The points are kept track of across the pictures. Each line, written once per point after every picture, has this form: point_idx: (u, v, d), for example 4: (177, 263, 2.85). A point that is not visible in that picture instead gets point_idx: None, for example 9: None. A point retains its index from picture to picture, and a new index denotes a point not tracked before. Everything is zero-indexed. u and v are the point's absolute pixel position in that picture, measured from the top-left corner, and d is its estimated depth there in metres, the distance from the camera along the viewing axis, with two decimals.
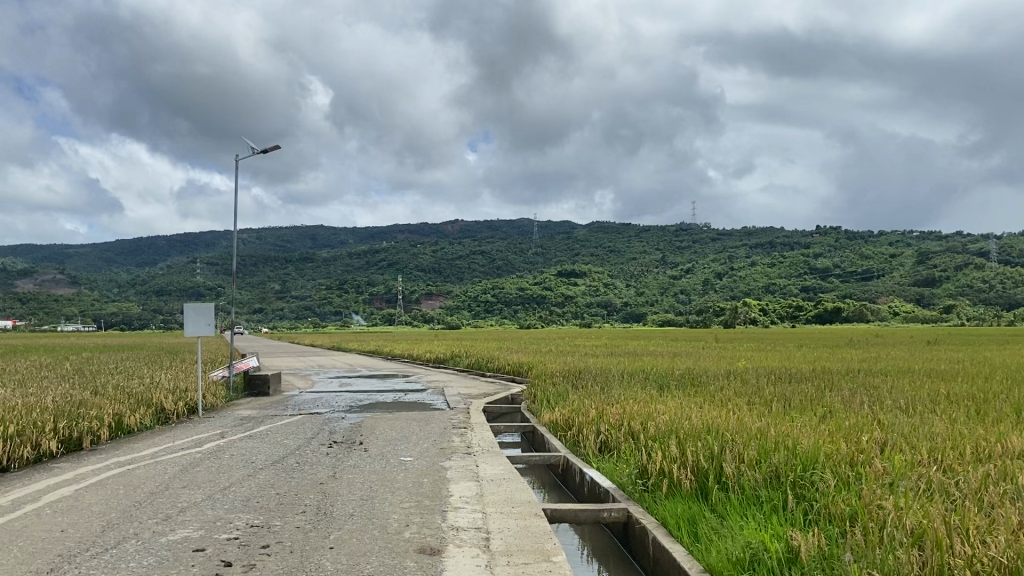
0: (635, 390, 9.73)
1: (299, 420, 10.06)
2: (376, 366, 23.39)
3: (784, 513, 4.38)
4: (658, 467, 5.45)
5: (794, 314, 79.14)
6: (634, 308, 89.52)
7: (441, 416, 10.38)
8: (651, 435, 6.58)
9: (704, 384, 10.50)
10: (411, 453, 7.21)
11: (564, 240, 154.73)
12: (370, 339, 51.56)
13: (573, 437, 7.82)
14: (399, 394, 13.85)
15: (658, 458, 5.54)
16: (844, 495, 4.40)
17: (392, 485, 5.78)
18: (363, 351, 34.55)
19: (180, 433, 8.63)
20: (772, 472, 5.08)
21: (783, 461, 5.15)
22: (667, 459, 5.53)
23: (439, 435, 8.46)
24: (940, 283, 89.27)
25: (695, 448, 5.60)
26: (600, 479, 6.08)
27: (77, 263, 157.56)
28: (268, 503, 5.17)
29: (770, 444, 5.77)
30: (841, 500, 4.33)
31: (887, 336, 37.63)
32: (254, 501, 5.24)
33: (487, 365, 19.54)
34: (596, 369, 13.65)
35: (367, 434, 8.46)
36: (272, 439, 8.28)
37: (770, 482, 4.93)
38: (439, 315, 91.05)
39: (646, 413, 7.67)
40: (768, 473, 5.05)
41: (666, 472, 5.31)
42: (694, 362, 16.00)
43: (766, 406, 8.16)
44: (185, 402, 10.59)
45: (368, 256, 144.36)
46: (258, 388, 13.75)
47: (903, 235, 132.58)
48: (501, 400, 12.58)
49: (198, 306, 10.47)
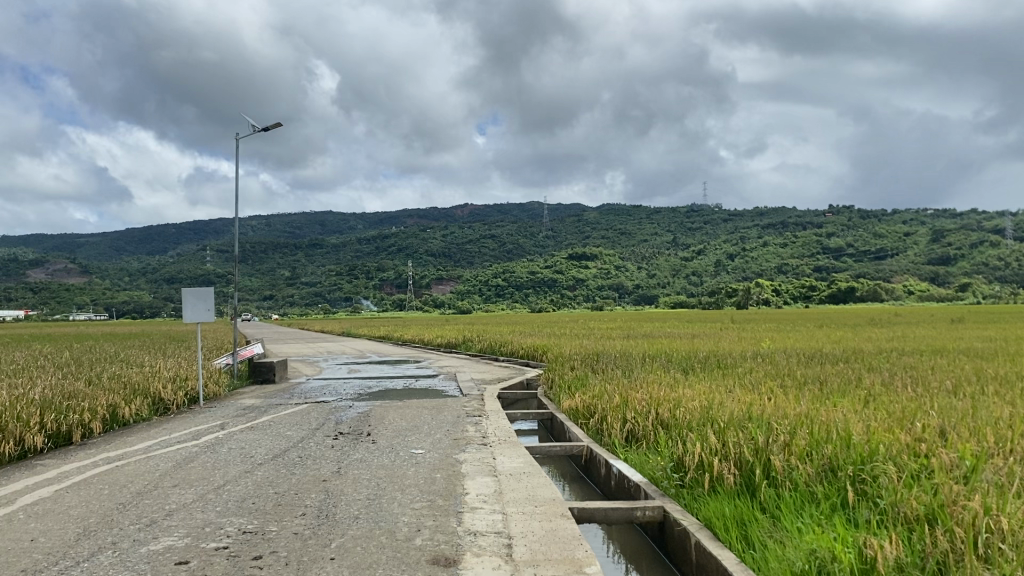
0: (658, 374, 9.23)
1: (304, 409, 9.56)
2: (387, 352, 22.87)
3: (850, 515, 3.81)
4: (694, 458, 4.92)
5: (807, 294, 78.34)
6: (646, 291, 88.89)
7: (455, 403, 9.90)
8: (684, 423, 6.07)
9: (731, 366, 9.97)
10: (428, 445, 6.73)
11: (575, 222, 153.87)
12: (381, 324, 51.12)
13: (596, 425, 7.31)
14: (409, 381, 13.37)
15: (695, 447, 5.02)
16: (918, 493, 3.82)
17: (403, 481, 5.28)
18: (373, 337, 34.08)
19: (179, 425, 8.15)
20: (825, 464, 4.55)
21: (839, 453, 4.61)
22: (704, 448, 5.03)
23: (452, 424, 7.94)
24: (954, 261, 88.22)
25: (735, 438, 5.08)
26: (628, 472, 5.58)
27: (88, 252, 157.85)
28: (263, 505, 4.68)
29: (820, 433, 5.22)
30: (917, 498, 3.75)
31: (904, 315, 36.89)
32: (249, 502, 4.75)
33: (500, 349, 19.05)
34: (614, 353, 13.14)
35: (375, 424, 7.95)
36: (275, 430, 7.77)
37: (828, 477, 4.39)
38: (450, 300, 90.74)
39: (675, 397, 7.16)
40: (823, 466, 4.52)
41: (705, 466, 4.77)
42: (715, 344, 15.48)
43: (801, 390, 7.62)
44: (185, 392, 10.12)
45: (378, 242, 144.05)
46: (263, 375, 13.29)
47: (917, 213, 131.20)
48: (516, 385, 12.07)
49: (197, 290, 9.98)
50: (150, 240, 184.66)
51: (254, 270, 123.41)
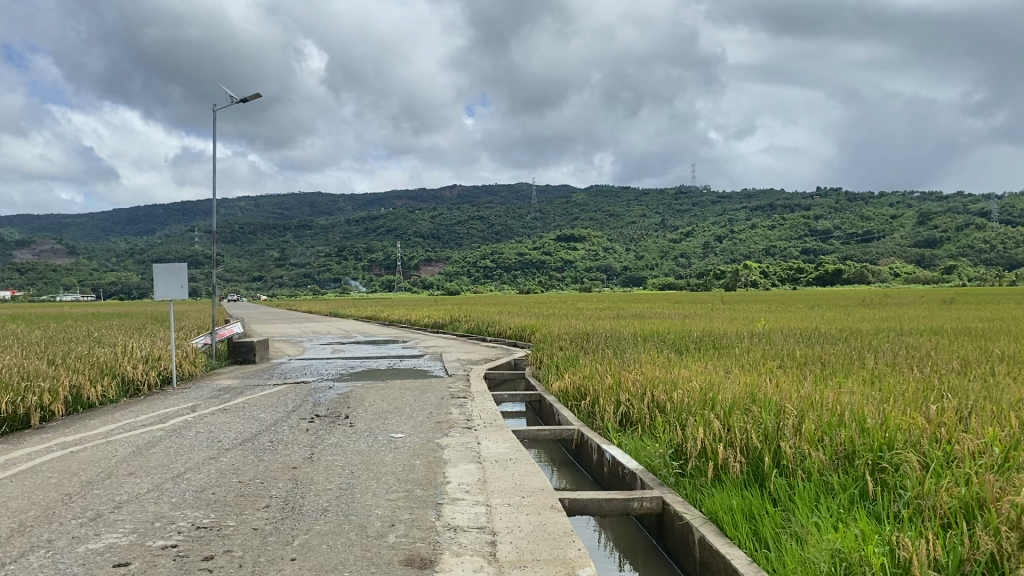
0: (653, 355, 8.86)
1: (282, 390, 9.11)
2: (373, 332, 22.47)
3: (871, 513, 3.40)
4: (697, 444, 4.53)
5: (794, 276, 78.31)
6: (634, 273, 88.67)
7: (440, 383, 9.53)
8: (685, 405, 5.70)
9: (728, 347, 9.60)
10: (414, 428, 6.33)
11: (563, 204, 153.33)
12: (369, 305, 50.74)
13: (587, 408, 6.93)
14: (393, 361, 12.99)
15: (696, 431, 4.67)
16: (952, 486, 3.42)
17: (380, 466, 4.89)
18: (361, 317, 33.67)
19: (148, 407, 7.71)
20: (841, 451, 4.14)
21: (857, 438, 4.20)
22: (706, 432, 4.68)
23: (435, 406, 7.53)
24: (940, 244, 88.29)
25: (741, 423, 4.68)
26: (623, 459, 5.18)
27: (75, 233, 156.47)
28: (224, 496, 4.25)
29: (831, 416, 4.83)
30: (952, 491, 3.34)
31: (892, 296, 36.74)
32: (209, 492, 4.33)
33: (487, 329, 18.68)
34: (605, 332, 12.78)
35: (355, 405, 7.54)
36: (248, 412, 7.34)
37: (842, 464, 4.00)
38: (439, 281, 90.25)
39: (671, 378, 6.79)
40: (838, 453, 4.11)
41: (708, 453, 4.38)
42: (708, 324, 15.14)
43: (803, 370, 7.25)
44: (158, 371, 9.67)
45: (366, 223, 143.23)
46: (243, 355, 12.85)
47: (904, 196, 131.37)
48: (504, 365, 11.69)
49: (169, 266, 9.49)
50: (137, 221, 183.18)
51: (241, 252, 122.52)
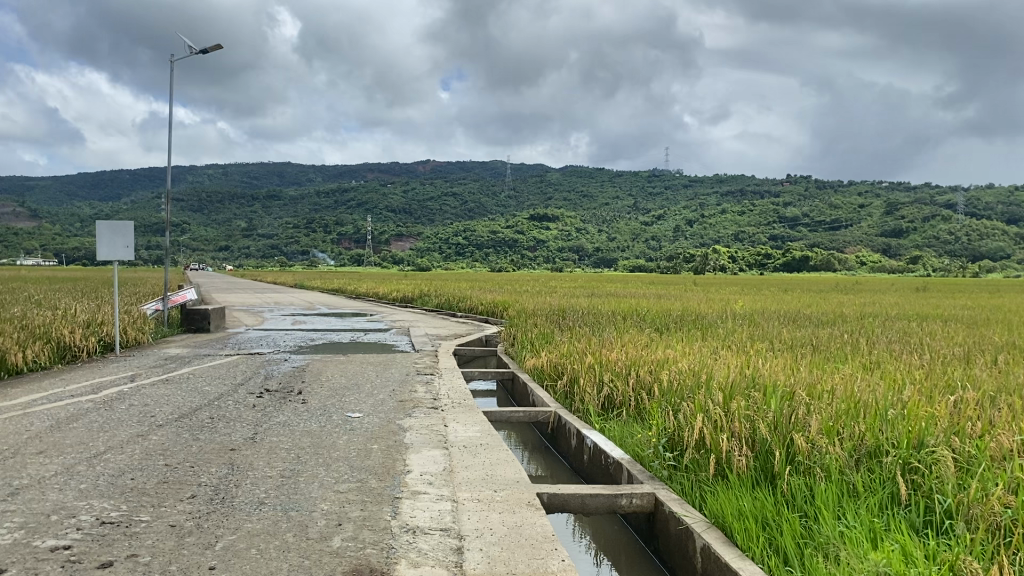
0: (635, 333, 8.29)
1: (232, 362, 8.44)
2: (338, 304, 21.72)
3: (909, 532, 2.84)
4: (693, 433, 3.95)
5: (763, 262, 78.52)
6: (605, 254, 88.35)
7: (404, 358, 8.91)
8: (677, 387, 5.14)
9: (715, 327, 9.09)
10: (378, 407, 5.75)
11: (537, 182, 152.51)
12: (337, 277, 49.76)
13: (564, 388, 6.37)
14: (357, 334, 12.32)
15: (693, 416, 4.11)
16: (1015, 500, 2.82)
17: (334, 451, 4.29)
18: (328, 288, 32.82)
19: (83, 376, 7.00)
20: (866, 447, 3.58)
21: (885, 433, 3.65)
22: (705, 417, 4.11)
23: (399, 383, 6.93)
24: (907, 234, 88.80)
25: (743, 407, 4.09)
26: (606, 446, 4.65)
27: (37, 197, 152.62)
28: (144, 485, 3.59)
29: (843, 404, 4.26)
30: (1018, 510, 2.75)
31: (864, 283, 36.61)
32: (127, 479, 3.67)
33: (457, 304, 18.05)
34: (580, 309, 12.24)
35: (310, 381, 6.90)
36: (191, 385, 6.66)
37: (871, 467, 3.42)
38: (410, 256, 89.11)
39: (656, 358, 6.23)
40: (865, 448, 3.56)
41: (709, 442, 3.80)
42: (687, 304, 14.59)
43: (801, 354, 6.71)
44: (98, 336, 8.93)
45: (337, 196, 141.29)
46: (197, 323, 12.16)
47: (873, 185, 132.36)
48: (473, 342, 11.06)
49: (114, 224, 8.71)
50: (102, 186, 179.12)
51: (209, 220, 120.37)
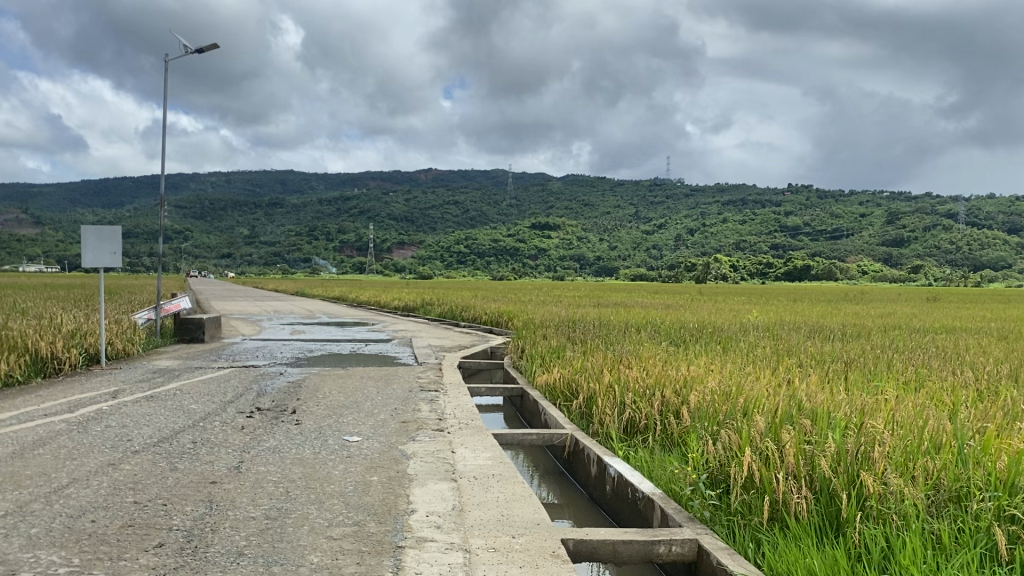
0: (653, 346, 7.79)
1: (223, 376, 7.92)
2: (339, 312, 21.19)
3: None
4: (744, 468, 3.43)
5: (764, 271, 78.04)
6: (607, 262, 87.89)
7: (406, 372, 8.42)
8: (715, 409, 4.65)
9: (736, 340, 8.57)
10: (383, 427, 5.27)
11: (539, 190, 152.29)
12: (338, 285, 49.42)
13: (579, 409, 5.87)
14: (358, 345, 11.84)
15: (743, 447, 3.59)
16: None
17: (333, 484, 3.83)
18: (328, 297, 32.34)
19: (61, 392, 6.49)
20: (956, 494, 3.04)
21: (979, 476, 3.10)
22: (755, 448, 3.60)
23: (401, 401, 6.40)
24: (909, 244, 88.24)
25: (802, 439, 3.54)
26: (635, 479, 4.15)
27: (40, 204, 152.57)
28: (100, 532, 3.04)
29: (913, 434, 3.73)
30: None
31: (870, 293, 36.07)
32: (81, 522, 3.15)
33: (460, 314, 17.56)
34: (590, 320, 11.71)
35: (305, 398, 6.39)
36: (176, 402, 6.14)
37: (963, 519, 2.89)
38: (412, 264, 88.80)
39: (683, 376, 5.74)
40: (951, 498, 3.02)
41: (766, 482, 3.28)
42: (697, 314, 14.06)
43: (836, 372, 6.21)
44: (82, 348, 8.46)
45: (339, 203, 141.10)
46: (191, 333, 11.70)
47: (875, 195, 131.91)
48: (478, 355, 10.57)
49: (100, 229, 8.23)
50: (106, 194, 179.38)
51: (211, 228, 120.19)
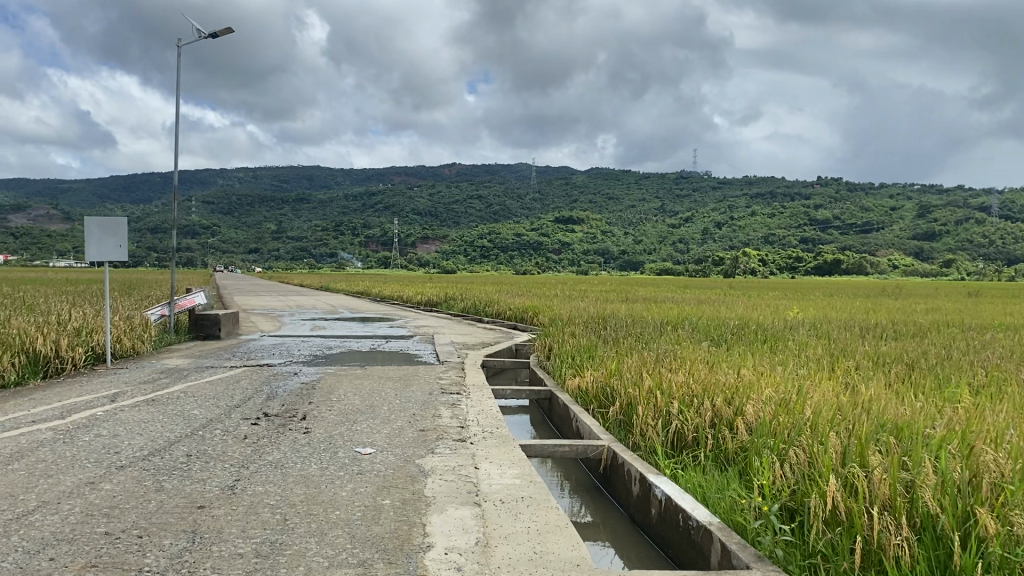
0: (693, 347, 7.26)
1: (233, 376, 7.46)
2: (362, 309, 20.71)
3: None
4: (828, 499, 2.88)
5: (793, 265, 76.67)
6: (632, 257, 86.95)
7: (427, 372, 7.91)
8: (780, 426, 4.11)
9: (782, 340, 7.95)
10: (403, 438, 4.75)
11: (563, 184, 151.39)
12: (362, 279, 49.30)
13: (615, 417, 5.36)
14: (377, 343, 11.36)
15: (823, 470, 3.07)
16: None
17: (343, 506, 3.34)
18: (352, 292, 31.98)
19: (57, 395, 6.05)
20: None
21: None
22: (837, 473, 3.06)
23: (421, 405, 5.90)
24: (939, 238, 86.34)
25: (895, 467, 2.96)
26: (686, 503, 3.63)
27: (71, 200, 154.34)
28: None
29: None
30: None
31: (903, 288, 35.03)
32: (27, 563, 2.64)
33: (485, 309, 17.06)
34: (621, 316, 11.15)
35: (316, 402, 5.92)
36: (179, 407, 5.68)
37: None
38: (437, 258, 88.67)
39: (730, 384, 5.20)
40: None
41: (853, 518, 2.71)
42: (731, 311, 13.42)
43: (901, 378, 5.64)
44: (87, 346, 8.05)
45: (364, 198, 141.37)
46: (206, 330, 11.27)
47: (905, 187, 129.53)
48: (503, 352, 10.08)
49: (105, 220, 7.78)
50: (136, 189, 181.47)
51: (238, 223, 120.97)
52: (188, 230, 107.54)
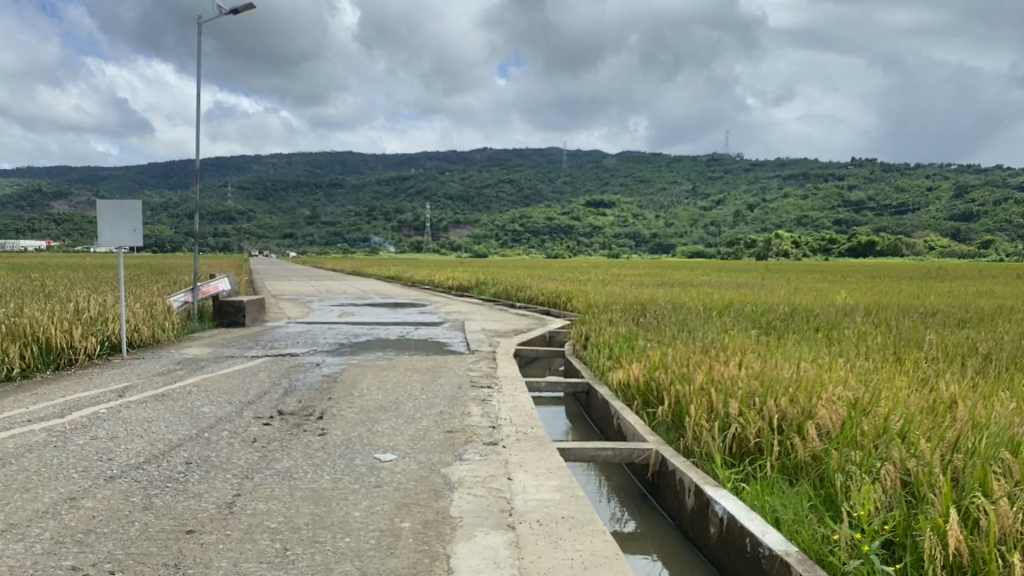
0: (742, 336, 6.70)
1: (252, 367, 7.07)
2: (390, 294, 20.40)
3: None
4: (945, 548, 2.30)
5: (827, 247, 74.93)
6: (663, 239, 85.80)
7: (457, 363, 7.43)
8: (860, 437, 3.58)
9: (841, 327, 7.34)
10: (428, 441, 4.28)
11: (595, 167, 150.17)
12: (392, 265, 49.17)
13: (662, 419, 4.86)
14: (405, 329, 10.90)
15: (933, 500, 2.54)
16: None
17: (358, 532, 2.87)
18: (380, 277, 31.70)
19: (61, 390, 5.67)
20: None
21: None
22: (956, 506, 2.52)
23: (449, 401, 5.43)
24: (978, 218, 83.96)
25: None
26: (750, 522, 3.12)
27: (109, 187, 156.61)
28: None
29: None
30: None
31: (940, 271, 33.81)
32: None
33: (516, 294, 16.58)
34: (659, 302, 10.57)
35: (335, 398, 5.46)
36: (190, 402, 5.26)
37: None
38: (467, 242, 88.49)
39: (793, 382, 4.62)
40: None
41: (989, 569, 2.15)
42: (773, 295, 12.74)
43: (985, 374, 5.03)
44: (102, 335, 7.69)
45: (396, 183, 141.49)
46: (230, 317, 10.93)
47: (943, 167, 126.40)
48: (536, 339, 9.57)
49: (118, 203, 7.40)
50: (172, 175, 183.66)
51: (272, 209, 121.93)
52: (223, 216, 108.45)
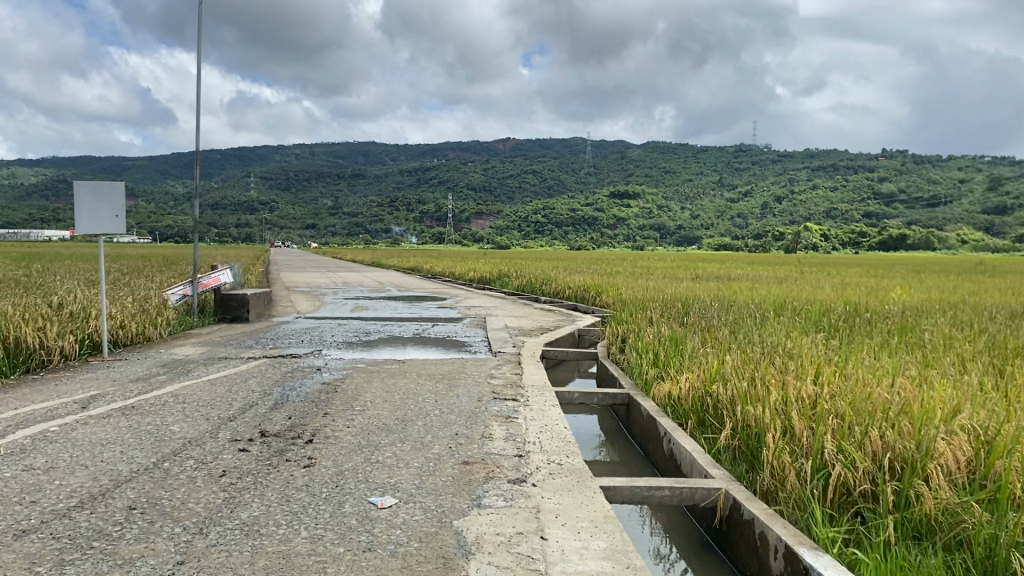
0: (809, 341, 5.80)
1: (247, 370, 6.26)
2: (409, 285, 19.52)
3: None
4: None
5: (856, 241, 73.00)
6: (689, 232, 84.22)
7: (476, 367, 6.58)
8: (1017, 494, 2.71)
9: (923, 331, 6.37)
10: (439, 476, 3.43)
11: (618, 158, 148.85)
12: (417, 255, 48.53)
13: (727, 446, 3.97)
14: (423, 326, 10.06)
15: None
16: None
17: None
18: (402, 267, 30.99)
19: (16, 400, 4.89)
20: None
21: None
22: None
23: (465, 419, 4.58)
24: (1011, 211, 81.61)
25: None
26: None
27: (136, 178, 157.67)
28: None
29: None
30: None
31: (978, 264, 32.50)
32: None
33: (541, 288, 15.73)
34: (701, 299, 9.65)
35: (326, 414, 4.60)
36: (160, 417, 4.45)
37: None
38: (491, 234, 87.59)
39: (891, 404, 3.72)
40: None
41: None
42: (819, 291, 11.73)
43: None
44: (83, 334, 6.93)
45: (419, 174, 141.04)
46: (234, 311, 10.16)
47: (974, 160, 123.72)
48: (564, 339, 8.73)
49: (100, 186, 6.64)
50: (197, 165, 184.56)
51: (296, 200, 121.77)
52: (247, 206, 108.65)
